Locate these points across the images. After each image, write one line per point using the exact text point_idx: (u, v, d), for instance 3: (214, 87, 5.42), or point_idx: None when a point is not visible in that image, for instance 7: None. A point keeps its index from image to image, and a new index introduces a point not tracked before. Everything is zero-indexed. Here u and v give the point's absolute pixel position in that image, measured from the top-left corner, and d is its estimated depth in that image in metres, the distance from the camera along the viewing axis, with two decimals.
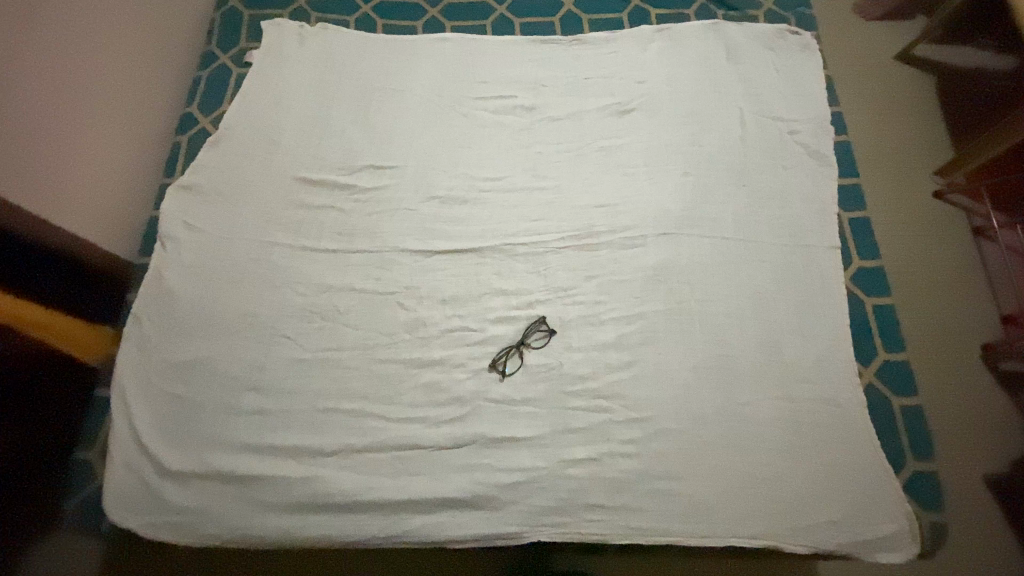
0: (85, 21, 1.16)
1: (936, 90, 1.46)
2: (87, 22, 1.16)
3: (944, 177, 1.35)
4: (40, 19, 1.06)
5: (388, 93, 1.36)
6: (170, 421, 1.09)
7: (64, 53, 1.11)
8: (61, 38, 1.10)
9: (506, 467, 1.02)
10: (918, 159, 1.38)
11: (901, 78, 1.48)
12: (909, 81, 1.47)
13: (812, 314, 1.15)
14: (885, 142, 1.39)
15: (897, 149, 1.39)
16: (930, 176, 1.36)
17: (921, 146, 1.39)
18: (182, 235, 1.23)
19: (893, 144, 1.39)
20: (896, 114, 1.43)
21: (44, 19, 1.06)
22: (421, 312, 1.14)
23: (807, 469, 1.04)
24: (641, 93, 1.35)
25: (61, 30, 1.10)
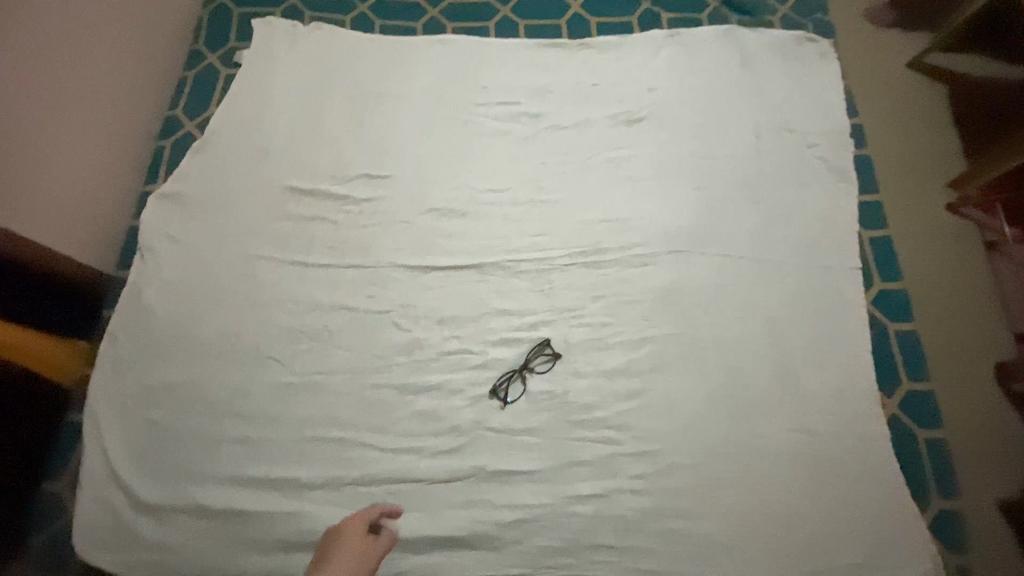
0: (65, 22, 1.09)
1: (955, 99, 1.40)
2: (67, 24, 1.10)
3: (957, 190, 1.27)
4: (16, 21, 0.99)
5: (385, 98, 1.29)
6: (145, 450, 1.01)
7: (41, 57, 1.05)
8: (38, 41, 1.04)
9: (508, 504, 0.95)
10: (941, 172, 1.31)
11: (918, 88, 1.41)
12: (930, 90, 1.41)
13: (832, 340, 1.08)
14: (903, 154, 1.32)
15: (920, 161, 1.32)
16: (947, 187, 1.28)
17: (943, 157, 1.33)
18: (163, 248, 1.15)
19: (915, 156, 1.32)
20: (917, 125, 1.36)
21: (20, 20, 1.00)
22: (417, 334, 1.07)
23: (827, 509, 0.97)
24: (651, 102, 1.29)
25: (38, 31, 1.04)
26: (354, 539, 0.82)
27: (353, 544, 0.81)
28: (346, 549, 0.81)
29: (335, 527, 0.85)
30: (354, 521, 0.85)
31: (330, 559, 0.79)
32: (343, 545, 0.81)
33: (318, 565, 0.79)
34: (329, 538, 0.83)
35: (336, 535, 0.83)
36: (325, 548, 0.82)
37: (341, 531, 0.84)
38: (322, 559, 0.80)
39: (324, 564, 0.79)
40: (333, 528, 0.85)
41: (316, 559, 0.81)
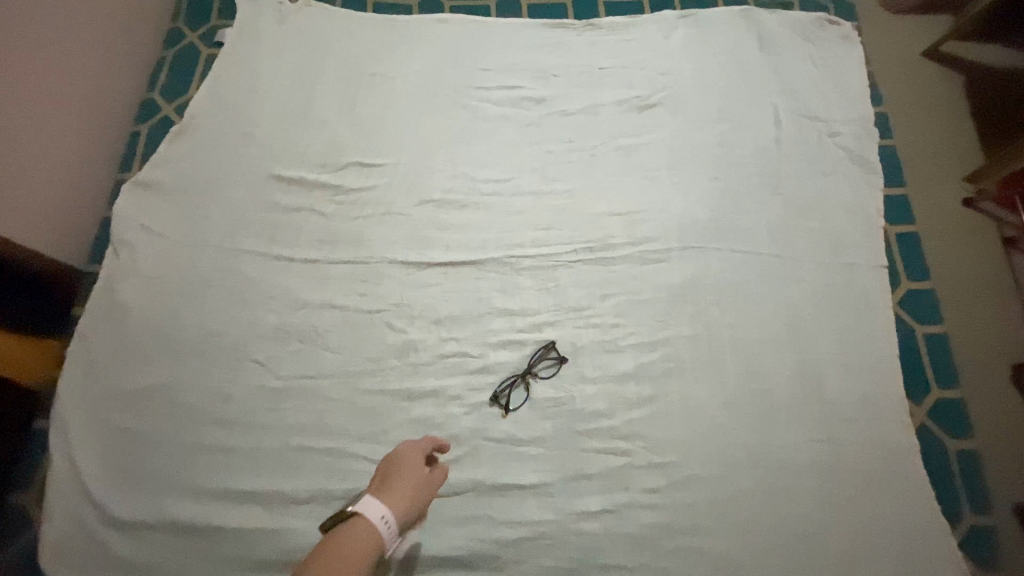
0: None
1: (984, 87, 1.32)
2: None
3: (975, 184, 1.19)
4: None
5: (379, 80, 1.20)
6: (118, 459, 0.94)
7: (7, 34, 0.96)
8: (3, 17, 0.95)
9: (510, 520, 0.88)
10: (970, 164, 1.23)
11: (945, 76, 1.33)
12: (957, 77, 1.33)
13: (858, 344, 1.01)
14: (930, 145, 1.24)
15: (948, 151, 1.24)
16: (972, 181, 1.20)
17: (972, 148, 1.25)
18: (139, 240, 1.07)
19: (944, 146, 1.24)
20: (944, 114, 1.28)
21: None
22: (413, 334, 0.99)
23: (853, 525, 0.91)
24: (664, 86, 1.20)
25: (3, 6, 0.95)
26: (415, 462, 0.82)
27: (415, 467, 0.81)
28: (409, 472, 0.80)
29: (395, 448, 0.83)
30: (415, 444, 0.84)
31: (393, 479, 0.78)
32: (405, 466, 0.80)
33: (380, 482, 0.79)
34: (390, 457, 0.82)
35: (398, 456, 0.82)
36: (386, 466, 0.81)
37: (403, 453, 0.82)
38: (385, 477, 0.79)
39: (387, 483, 0.78)
40: (394, 448, 0.84)
41: (377, 475, 0.80)
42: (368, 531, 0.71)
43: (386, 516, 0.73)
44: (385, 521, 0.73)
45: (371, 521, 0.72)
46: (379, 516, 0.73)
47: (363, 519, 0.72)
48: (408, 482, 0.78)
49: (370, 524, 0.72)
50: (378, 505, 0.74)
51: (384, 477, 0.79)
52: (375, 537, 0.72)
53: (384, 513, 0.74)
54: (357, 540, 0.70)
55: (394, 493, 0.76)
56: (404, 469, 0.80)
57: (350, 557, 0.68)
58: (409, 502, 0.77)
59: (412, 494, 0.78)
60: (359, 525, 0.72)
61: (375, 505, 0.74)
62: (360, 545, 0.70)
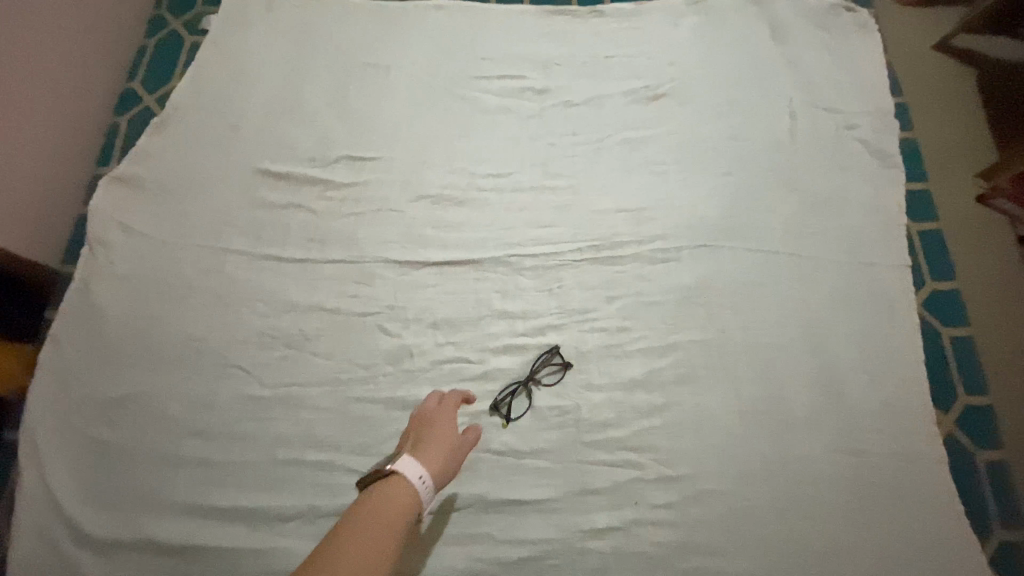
0: None
1: (1002, 79, 1.26)
2: None
3: (987, 180, 1.13)
4: None
5: (372, 70, 1.14)
6: (90, 472, 0.88)
7: None
8: None
9: (512, 539, 0.82)
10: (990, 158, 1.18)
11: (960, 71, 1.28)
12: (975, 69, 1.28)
13: (881, 348, 0.95)
14: (950, 139, 1.19)
15: (968, 145, 1.18)
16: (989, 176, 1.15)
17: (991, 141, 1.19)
18: (116, 238, 1.01)
19: (964, 140, 1.19)
20: (963, 106, 1.23)
21: None
22: (407, 339, 0.93)
23: (878, 543, 0.84)
24: (672, 76, 1.14)
25: None
26: (445, 427, 0.79)
27: (446, 431, 0.78)
28: (440, 435, 0.77)
29: (424, 416, 0.81)
30: (443, 411, 0.82)
31: (426, 442, 0.76)
32: (435, 431, 0.78)
33: (412, 446, 0.76)
34: (419, 424, 0.80)
35: (427, 423, 0.80)
36: (416, 432, 0.79)
37: (432, 420, 0.80)
38: (416, 441, 0.77)
39: (421, 445, 0.75)
40: (421, 416, 0.82)
41: (407, 441, 0.78)
42: (405, 490, 0.68)
43: (422, 475, 0.70)
44: (422, 480, 0.70)
45: (408, 479, 0.69)
46: (416, 475, 0.70)
47: (399, 478, 0.69)
48: (441, 445, 0.75)
49: (407, 482, 0.69)
50: (414, 463, 0.71)
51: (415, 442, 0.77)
52: (412, 497, 0.68)
53: (421, 471, 0.70)
54: (394, 497, 0.66)
55: (428, 454, 0.73)
56: (435, 433, 0.78)
57: (389, 514, 0.64)
58: (443, 464, 0.74)
59: (446, 456, 0.74)
60: (396, 484, 0.68)
61: (412, 463, 0.70)
62: (398, 503, 0.66)
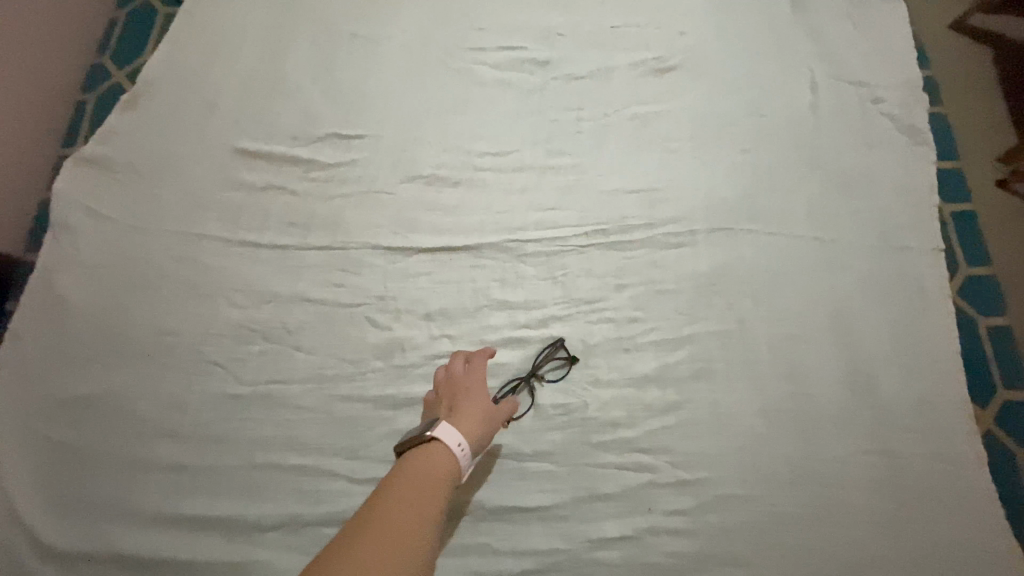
0: None
1: (1014, 62, 1.23)
2: None
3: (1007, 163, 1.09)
4: None
5: (360, 42, 1.05)
6: (53, 478, 0.80)
7: None
8: None
9: (513, 550, 0.75)
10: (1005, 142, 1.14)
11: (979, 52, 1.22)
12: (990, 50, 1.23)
13: (913, 339, 0.87)
14: (963, 122, 1.15)
15: (982, 129, 1.15)
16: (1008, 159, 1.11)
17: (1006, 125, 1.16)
18: (82, 225, 0.93)
19: (977, 124, 1.15)
20: (976, 90, 1.19)
21: None
22: (399, 333, 0.85)
23: (916, 552, 0.77)
24: (684, 47, 1.06)
25: None
26: (480, 391, 0.72)
27: (481, 395, 0.71)
28: (476, 399, 0.70)
29: (455, 378, 0.73)
30: (475, 373, 0.74)
31: (462, 406, 0.68)
32: (470, 395, 0.70)
33: (447, 411, 0.69)
34: (450, 388, 0.72)
35: (459, 387, 0.72)
36: (449, 396, 0.71)
37: (464, 383, 0.73)
38: (450, 406, 0.69)
39: (456, 410, 0.68)
40: (452, 378, 0.74)
41: (441, 404, 0.70)
42: (445, 458, 0.61)
43: (462, 443, 0.63)
44: (462, 447, 0.63)
45: (447, 446, 0.62)
46: (456, 443, 0.63)
47: (439, 446, 0.62)
48: (477, 409, 0.68)
49: (447, 449, 0.62)
50: (453, 430, 0.64)
51: (449, 408, 0.69)
52: (453, 465, 0.61)
53: (460, 439, 0.63)
54: (435, 465, 0.60)
55: (466, 419, 0.66)
56: (470, 397, 0.70)
57: (431, 482, 0.58)
58: (481, 430, 0.67)
59: (484, 422, 0.67)
60: (435, 451, 0.62)
61: (450, 430, 0.64)
62: (438, 470, 0.60)
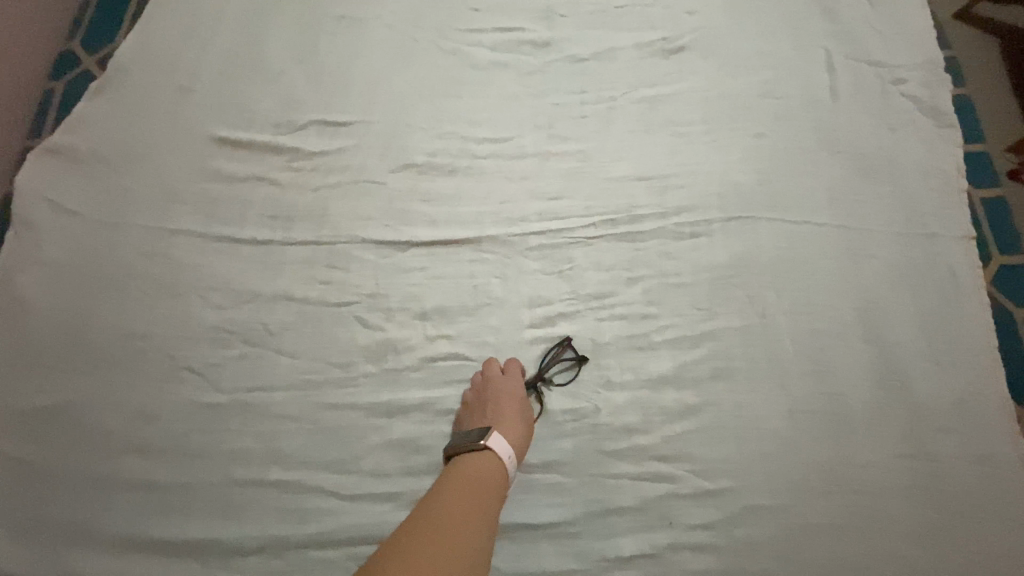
0: None
1: None
2: None
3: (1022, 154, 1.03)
4: None
5: (348, 23, 0.99)
6: (9, 497, 0.72)
7: None
8: None
9: (520, 571, 0.68)
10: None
11: (998, 34, 1.17)
12: (1007, 33, 1.18)
13: (948, 333, 0.81)
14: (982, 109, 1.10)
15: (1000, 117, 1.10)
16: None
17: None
18: (45, 220, 0.85)
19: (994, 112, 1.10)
20: (994, 74, 1.14)
21: None
22: (391, 333, 0.78)
23: (960, 566, 0.70)
24: (692, 26, 1.00)
25: None
26: (520, 396, 0.72)
27: (521, 400, 0.72)
28: (519, 407, 0.71)
29: (494, 382, 0.73)
30: (512, 379, 0.73)
31: (507, 413, 0.70)
32: (512, 401, 0.71)
33: (490, 417, 0.69)
34: (490, 391, 0.72)
35: (499, 392, 0.72)
36: (489, 400, 0.71)
37: (504, 387, 0.72)
38: (493, 411, 0.70)
39: (502, 416, 0.69)
40: (489, 381, 0.73)
41: (482, 409, 0.71)
42: (496, 466, 0.66)
43: (510, 454, 0.68)
44: (511, 458, 0.67)
45: (498, 457, 0.66)
46: (506, 454, 0.67)
47: (490, 455, 0.66)
48: (520, 417, 0.71)
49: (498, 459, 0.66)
50: (503, 442, 0.67)
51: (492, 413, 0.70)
52: (504, 472, 0.66)
53: (509, 450, 0.67)
54: (487, 473, 0.64)
55: (511, 427, 0.69)
56: (513, 404, 0.70)
57: (484, 488, 0.62)
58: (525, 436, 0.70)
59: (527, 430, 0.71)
60: (487, 461, 0.66)
61: (501, 442, 0.67)
62: (492, 477, 0.64)
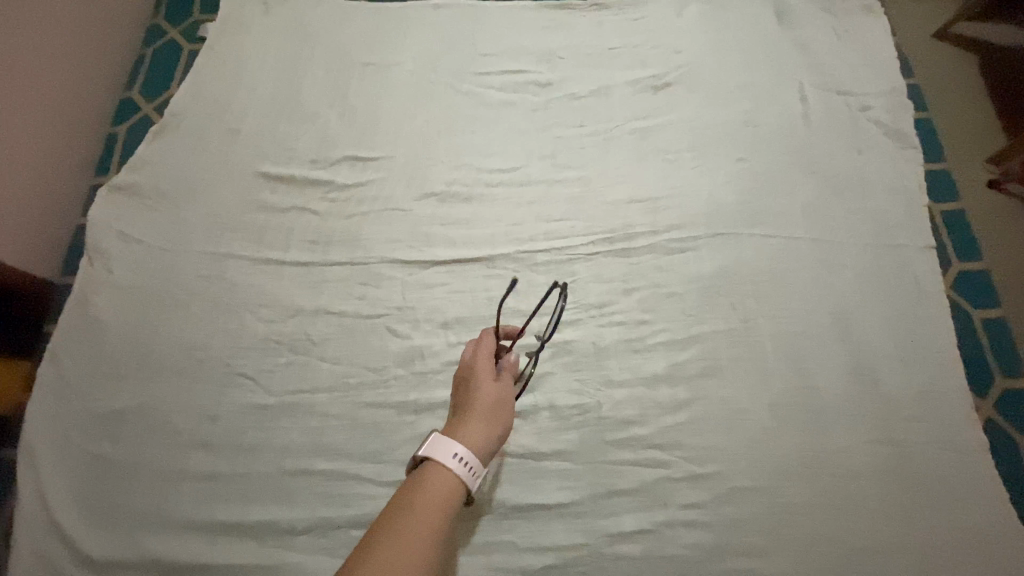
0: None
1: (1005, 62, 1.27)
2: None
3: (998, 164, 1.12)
4: None
5: (373, 69, 1.12)
6: (90, 488, 0.84)
7: None
8: None
9: (536, 546, 0.78)
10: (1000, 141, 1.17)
11: (969, 55, 1.27)
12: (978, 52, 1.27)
13: (911, 333, 0.91)
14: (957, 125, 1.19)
15: (977, 130, 1.19)
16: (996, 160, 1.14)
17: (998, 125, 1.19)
18: (115, 248, 0.98)
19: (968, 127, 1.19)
20: (966, 92, 1.23)
21: None
22: (418, 340, 0.90)
23: (925, 538, 0.79)
24: (680, 64, 1.12)
25: None
26: (485, 393, 0.72)
27: (485, 395, 0.72)
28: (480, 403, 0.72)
29: (464, 374, 0.76)
30: (480, 372, 0.75)
31: (467, 409, 0.71)
32: (475, 395, 0.73)
33: (457, 411, 0.72)
34: (461, 384, 0.75)
35: (466, 385, 0.74)
36: (458, 393, 0.74)
37: (471, 379, 0.75)
38: (459, 406, 0.73)
39: (464, 410, 0.72)
40: (462, 372, 0.77)
41: (454, 402, 0.74)
42: (443, 475, 0.64)
43: (459, 454, 0.65)
44: (463, 463, 0.65)
45: (446, 464, 0.65)
46: (452, 454, 0.65)
47: (435, 464, 0.65)
48: (479, 414, 0.70)
49: (444, 465, 0.65)
50: (448, 442, 0.66)
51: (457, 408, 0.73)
52: (454, 479, 0.64)
53: (457, 450, 0.66)
54: (434, 486, 0.63)
55: (469, 426, 0.69)
56: (473, 399, 0.72)
57: (432, 499, 0.62)
58: (486, 437, 0.69)
59: (487, 429, 0.69)
60: (434, 473, 0.64)
61: (445, 442, 0.66)
62: (443, 487, 0.63)
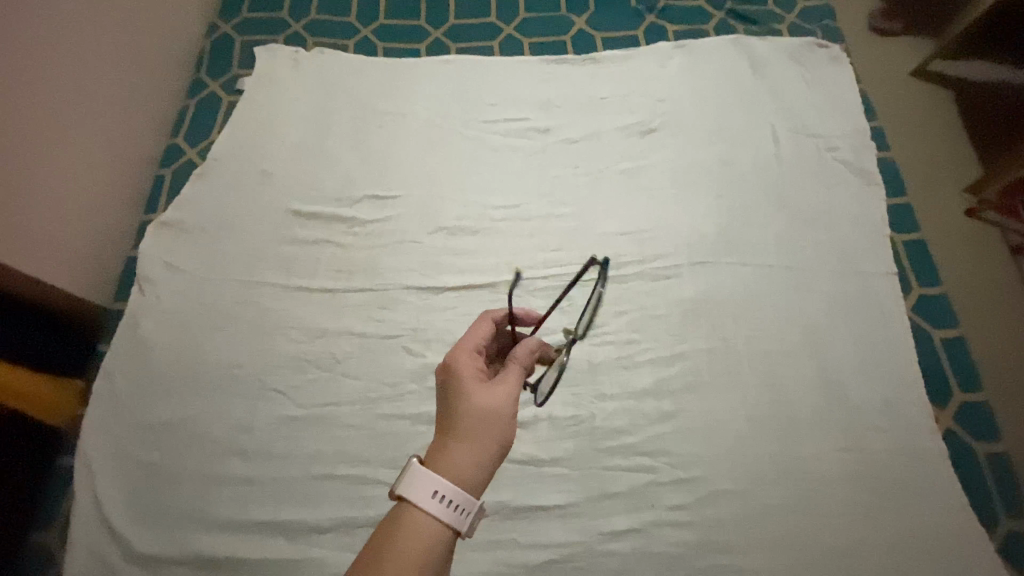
0: (77, 64, 1.12)
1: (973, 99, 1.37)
2: (79, 65, 1.12)
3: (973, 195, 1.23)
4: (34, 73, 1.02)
5: (390, 117, 1.26)
6: (137, 491, 0.94)
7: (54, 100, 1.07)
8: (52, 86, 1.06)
9: (536, 543, 0.87)
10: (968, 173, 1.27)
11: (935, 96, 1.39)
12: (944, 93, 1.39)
13: (875, 350, 1.01)
14: (927, 158, 1.29)
15: (947, 163, 1.29)
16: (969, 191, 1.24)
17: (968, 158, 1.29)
18: (162, 277, 1.10)
19: (938, 160, 1.29)
20: (936, 127, 1.34)
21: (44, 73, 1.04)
22: (431, 358, 1.00)
23: (890, 537, 0.87)
24: (664, 111, 1.25)
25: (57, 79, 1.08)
26: (475, 414, 0.69)
27: (474, 415, 0.69)
28: (469, 424, 0.69)
29: (453, 384, 0.72)
30: (468, 388, 0.71)
31: (456, 430, 0.69)
32: (464, 414, 0.69)
33: (445, 427, 0.70)
34: (449, 395, 0.72)
35: (455, 399, 0.71)
36: (446, 405, 0.71)
37: (459, 394, 0.71)
38: (448, 421, 0.70)
39: (452, 430, 0.69)
40: (450, 379, 0.73)
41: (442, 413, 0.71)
42: (423, 515, 0.63)
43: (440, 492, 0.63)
44: (445, 502, 0.63)
45: (426, 504, 0.63)
46: (432, 494, 0.63)
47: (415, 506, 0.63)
48: (468, 439, 0.68)
49: (424, 505, 0.63)
50: (429, 480, 0.63)
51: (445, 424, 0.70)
52: (436, 518, 0.63)
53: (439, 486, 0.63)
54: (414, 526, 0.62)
55: (457, 453, 0.67)
56: (462, 418, 0.69)
57: (414, 543, 0.61)
58: (475, 464, 0.67)
59: (477, 456, 0.67)
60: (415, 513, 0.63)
61: (426, 480, 0.63)
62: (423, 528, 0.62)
